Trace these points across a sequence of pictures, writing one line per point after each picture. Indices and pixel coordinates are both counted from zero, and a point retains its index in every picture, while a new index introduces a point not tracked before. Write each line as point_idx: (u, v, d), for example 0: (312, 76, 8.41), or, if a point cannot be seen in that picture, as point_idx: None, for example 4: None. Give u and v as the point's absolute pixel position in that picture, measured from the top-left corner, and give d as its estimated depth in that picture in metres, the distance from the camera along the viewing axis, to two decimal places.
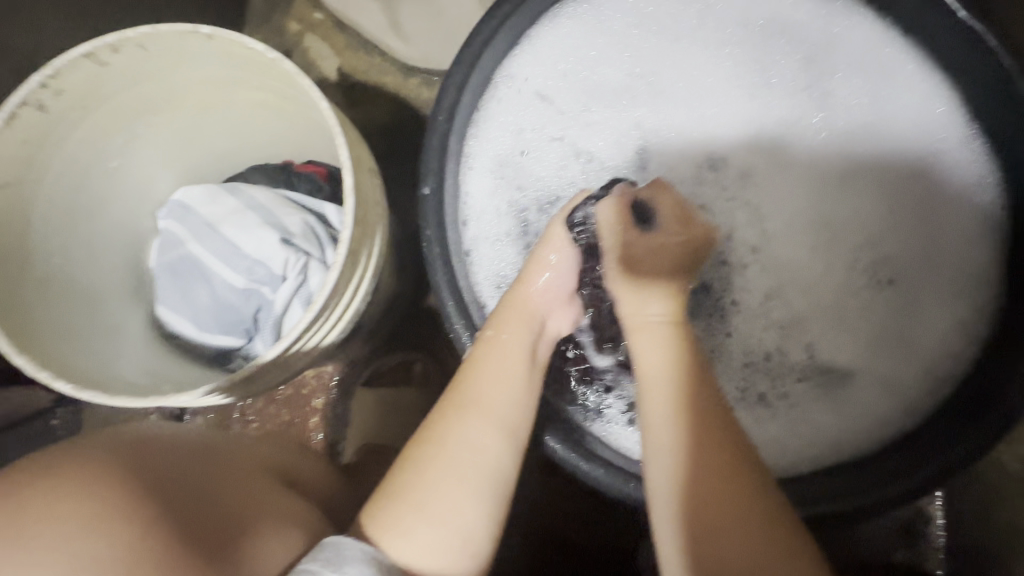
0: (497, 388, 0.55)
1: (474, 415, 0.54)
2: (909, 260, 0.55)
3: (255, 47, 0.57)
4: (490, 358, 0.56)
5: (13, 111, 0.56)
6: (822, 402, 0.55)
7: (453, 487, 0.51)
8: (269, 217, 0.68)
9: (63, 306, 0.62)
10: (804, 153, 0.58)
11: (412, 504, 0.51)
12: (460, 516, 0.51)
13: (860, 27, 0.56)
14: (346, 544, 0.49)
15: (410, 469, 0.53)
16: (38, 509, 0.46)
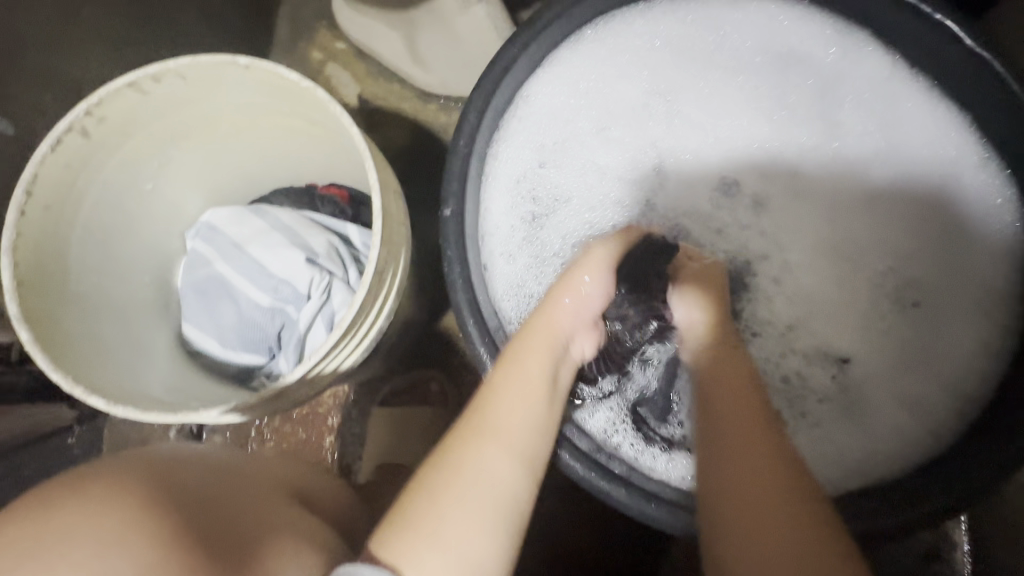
0: (521, 406, 0.48)
1: (493, 433, 0.46)
2: (933, 281, 0.58)
3: (289, 77, 0.55)
4: (528, 381, 0.49)
5: (58, 137, 0.55)
6: (845, 423, 0.56)
7: (471, 531, 0.42)
8: (295, 238, 0.68)
9: (100, 325, 0.62)
10: (815, 176, 0.62)
11: (408, 537, 0.42)
12: (481, 570, 0.42)
13: (877, 55, 0.60)
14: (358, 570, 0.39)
15: (421, 495, 0.44)
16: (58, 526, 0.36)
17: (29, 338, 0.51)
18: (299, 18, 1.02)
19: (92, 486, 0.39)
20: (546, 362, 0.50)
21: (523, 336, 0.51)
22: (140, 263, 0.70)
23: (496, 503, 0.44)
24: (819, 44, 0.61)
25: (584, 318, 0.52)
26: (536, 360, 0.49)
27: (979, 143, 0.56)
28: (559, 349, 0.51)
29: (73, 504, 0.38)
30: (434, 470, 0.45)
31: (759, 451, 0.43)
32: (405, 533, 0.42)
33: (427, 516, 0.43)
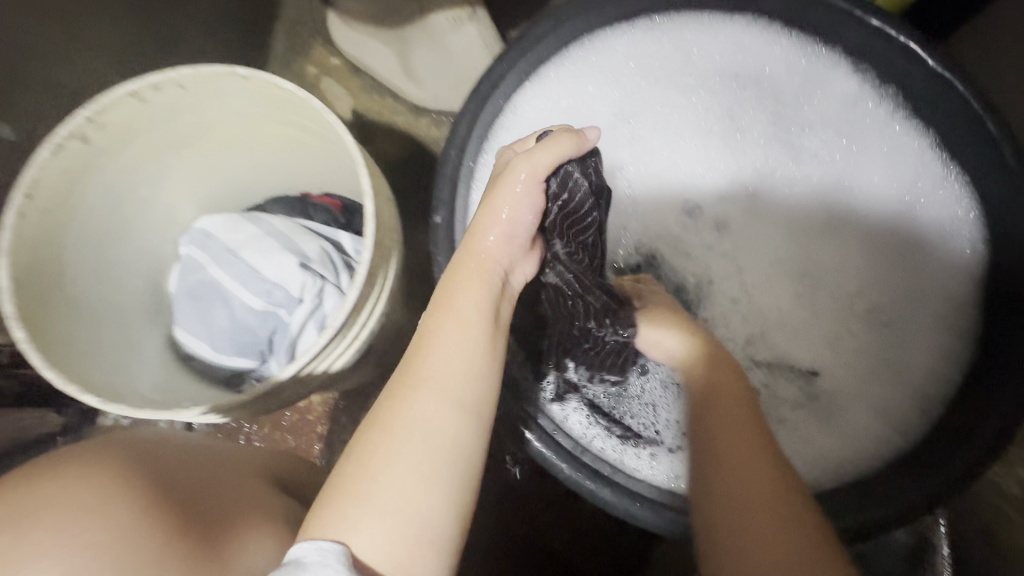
0: (446, 343, 0.47)
1: (420, 375, 0.46)
2: (896, 302, 0.62)
3: (286, 88, 0.57)
4: (447, 314, 0.48)
5: (59, 143, 0.56)
6: (816, 427, 0.59)
7: (404, 481, 0.42)
8: (288, 244, 0.69)
9: (92, 327, 0.62)
10: (781, 201, 0.66)
11: (343, 495, 0.42)
12: (422, 517, 0.42)
13: (838, 84, 0.64)
14: (310, 560, 0.38)
15: (358, 455, 0.44)
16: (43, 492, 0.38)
17: (25, 339, 0.52)
18: (293, 35, 1.05)
19: (69, 459, 0.42)
20: (468, 288, 0.49)
21: (448, 277, 0.50)
22: (133, 268, 0.71)
23: (432, 448, 0.43)
24: (783, 69, 0.66)
25: (516, 242, 0.52)
26: (458, 292, 0.49)
27: (943, 164, 0.60)
28: (480, 272, 0.50)
29: (52, 478, 0.40)
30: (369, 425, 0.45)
31: (757, 452, 0.46)
32: (339, 493, 0.43)
33: (358, 476, 0.43)
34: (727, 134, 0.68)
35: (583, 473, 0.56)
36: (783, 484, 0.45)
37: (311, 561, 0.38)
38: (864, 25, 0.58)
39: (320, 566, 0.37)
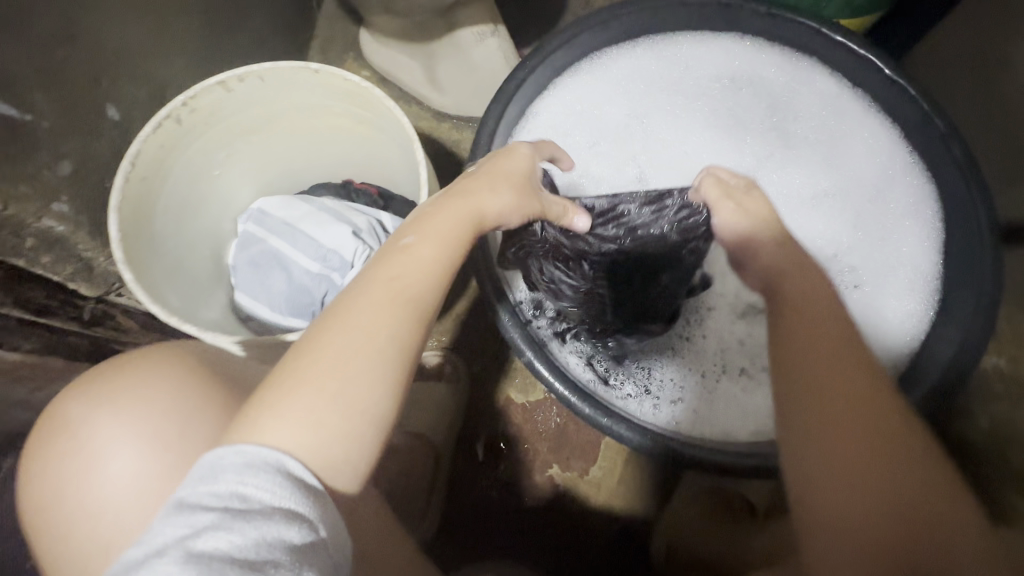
0: (413, 256, 0.50)
1: (374, 281, 0.48)
2: (872, 260, 0.79)
3: (352, 79, 0.68)
4: (419, 236, 0.51)
5: (159, 122, 0.66)
6: None
7: (345, 377, 0.43)
8: (341, 217, 0.79)
9: (171, 283, 0.72)
10: (774, 183, 0.84)
11: (282, 386, 0.43)
12: (360, 412, 0.43)
13: (817, 86, 0.83)
14: (227, 465, 0.39)
15: (306, 348, 0.45)
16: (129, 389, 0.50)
17: (131, 280, 0.62)
18: (331, 52, 1.19)
19: (140, 361, 0.52)
20: (447, 216, 0.53)
21: (423, 210, 0.55)
22: (202, 238, 0.81)
23: (377, 347, 0.45)
24: (767, 76, 0.85)
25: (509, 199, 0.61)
26: (435, 218, 0.53)
27: (904, 153, 0.78)
28: (473, 210, 0.55)
29: (134, 375, 0.51)
30: (317, 323, 0.46)
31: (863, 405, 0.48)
32: (278, 384, 0.43)
33: (296, 370, 0.43)
34: (733, 127, 0.85)
35: (592, 406, 0.69)
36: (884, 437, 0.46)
37: (230, 463, 0.39)
38: (834, 40, 0.76)
39: (240, 469, 0.38)
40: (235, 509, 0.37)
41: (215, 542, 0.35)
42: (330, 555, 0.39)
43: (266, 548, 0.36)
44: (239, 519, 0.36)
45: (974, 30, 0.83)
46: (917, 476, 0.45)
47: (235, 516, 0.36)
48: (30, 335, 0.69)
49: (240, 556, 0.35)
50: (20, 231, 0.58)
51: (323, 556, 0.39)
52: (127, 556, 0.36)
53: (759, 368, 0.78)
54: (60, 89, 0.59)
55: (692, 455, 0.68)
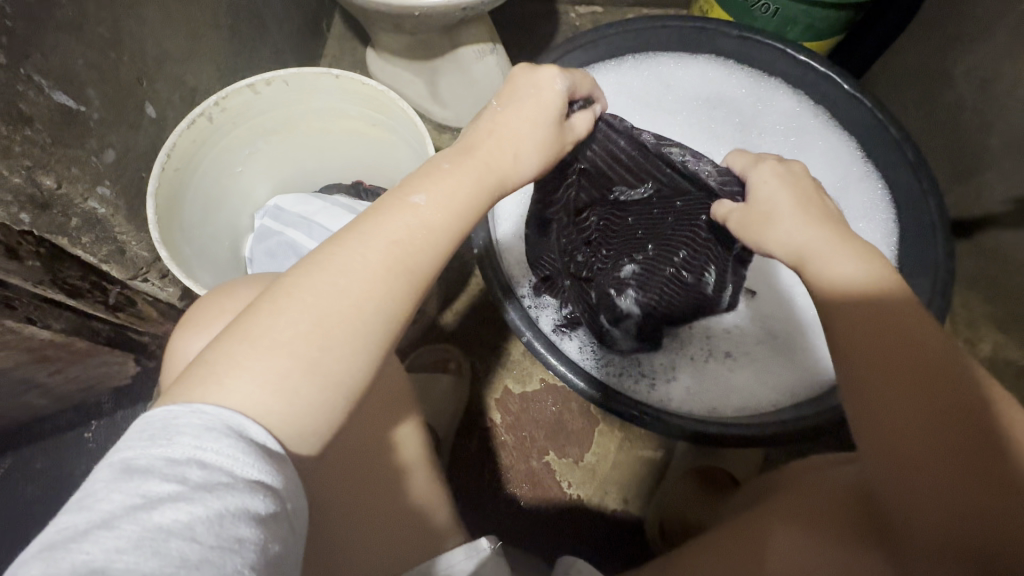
0: (419, 222, 0.47)
1: (375, 243, 0.45)
2: None
3: (372, 84, 0.76)
4: (430, 200, 0.48)
5: (193, 119, 0.73)
6: (772, 356, 0.84)
7: (325, 341, 0.43)
8: (354, 210, 0.86)
9: (199, 267, 0.78)
10: None
11: (255, 335, 0.42)
12: (336, 380, 0.43)
13: (780, 100, 0.93)
14: (184, 427, 0.37)
15: (278, 313, 0.43)
16: (209, 311, 0.56)
17: (167, 258, 0.68)
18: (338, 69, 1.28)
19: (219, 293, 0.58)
20: (464, 183, 0.50)
21: (437, 167, 0.51)
22: (224, 230, 0.87)
23: (360, 315, 0.44)
24: (737, 90, 0.95)
25: (522, 142, 0.54)
26: (454, 184, 0.50)
27: (858, 159, 0.88)
28: (492, 179, 0.52)
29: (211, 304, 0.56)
30: (302, 272, 0.45)
31: (908, 404, 0.43)
32: (250, 330, 0.42)
33: (270, 323, 0.42)
34: (707, 138, 0.96)
35: (588, 382, 0.75)
36: (931, 433, 0.42)
37: (190, 425, 0.37)
38: (797, 60, 0.86)
39: (200, 432, 0.37)
40: (193, 477, 0.35)
41: (175, 513, 0.33)
42: (292, 525, 0.39)
43: (231, 519, 0.35)
44: (197, 491, 0.35)
45: (920, 51, 0.95)
46: (946, 479, 0.42)
47: (195, 488, 0.35)
48: (58, 316, 0.73)
49: (200, 528, 0.33)
50: (68, 209, 0.64)
51: (286, 526, 0.39)
52: (69, 518, 0.34)
53: (744, 350, 0.85)
54: (107, 85, 0.66)
55: (681, 424, 0.73)
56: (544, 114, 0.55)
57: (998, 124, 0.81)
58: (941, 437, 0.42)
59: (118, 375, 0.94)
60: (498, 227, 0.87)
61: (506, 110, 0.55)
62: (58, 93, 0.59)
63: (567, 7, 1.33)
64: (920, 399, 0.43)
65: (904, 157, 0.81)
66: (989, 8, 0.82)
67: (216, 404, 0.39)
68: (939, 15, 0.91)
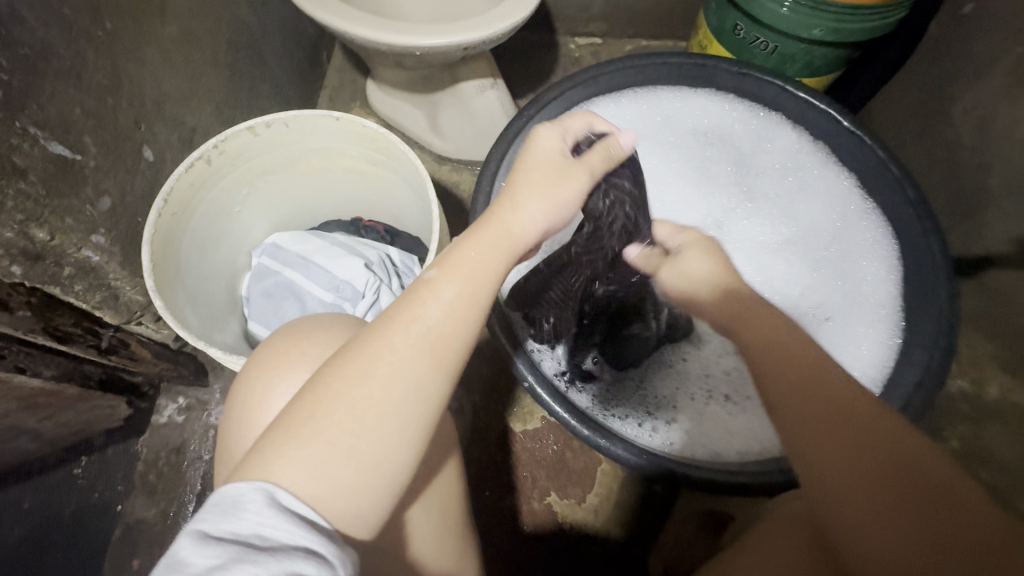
0: (438, 299, 0.46)
1: (401, 325, 0.45)
2: (835, 300, 0.89)
3: (373, 127, 0.76)
4: (444, 275, 0.47)
5: (190, 163, 0.72)
6: None
7: (364, 430, 0.42)
8: (353, 251, 0.85)
9: (192, 310, 0.76)
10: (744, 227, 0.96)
11: (300, 425, 0.41)
12: (377, 466, 0.42)
13: (781, 137, 0.93)
14: (249, 502, 0.37)
15: (309, 396, 0.43)
16: (247, 376, 0.56)
17: (162, 307, 0.66)
18: (339, 100, 1.28)
19: (249, 358, 0.58)
20: (482, 254, 0.49)
21: (458, 244, 0.49)
22: (221, 270, 0.85)
23: (391, 402, 0.43)
24: (738, 127, 0.95)
25: (545, 185, 0.53)
26: (470, 258, 0.48)
27: (862, 197, 0.88)
28: (505, 245, 0.50)
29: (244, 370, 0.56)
30: (335, 360, 0.44)
31: (856, 468, 0.41)
32: (291, 419, 0.42)
33: (305, 413, 0.42)
34: (706, 176, 0.98)
35: (590, 428, 0.72)
36: (883, 500, 0.40)
37: (254, 501, 0.37)
38: (797, 97, 0.87)
39: (264, 507, 0.37)
40: (257, 546, 0.34)
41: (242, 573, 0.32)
42: None
43: None
44: (262, 553, 0.33)
45: (918, 87, 0.96)
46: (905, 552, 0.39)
47: (258, 551, 0.33)
48: (51, 362, 0.70)
49: None
50: (60, 259, 0.63)
51: None
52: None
53: (745, 395, 0.84)
54: (104, 131, 0.65)
55: (687, 474, 0.70)
56: (553, 160, 0.55)
57: (998, 164, 0.81)
58: (895, 504, 0.40)
59: (109, 418, 0.91)
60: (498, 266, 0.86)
61: (513, 175, 0.54)
62: (53, 143, 0.59)
63: (566, 39, 1.34)
64: (864, 463, 0.41)
65: (907, 198, 0.80)
66: (987, 49, 0.83)
67: (268, 481, 0.39)
68: (935, 53, 0.92)
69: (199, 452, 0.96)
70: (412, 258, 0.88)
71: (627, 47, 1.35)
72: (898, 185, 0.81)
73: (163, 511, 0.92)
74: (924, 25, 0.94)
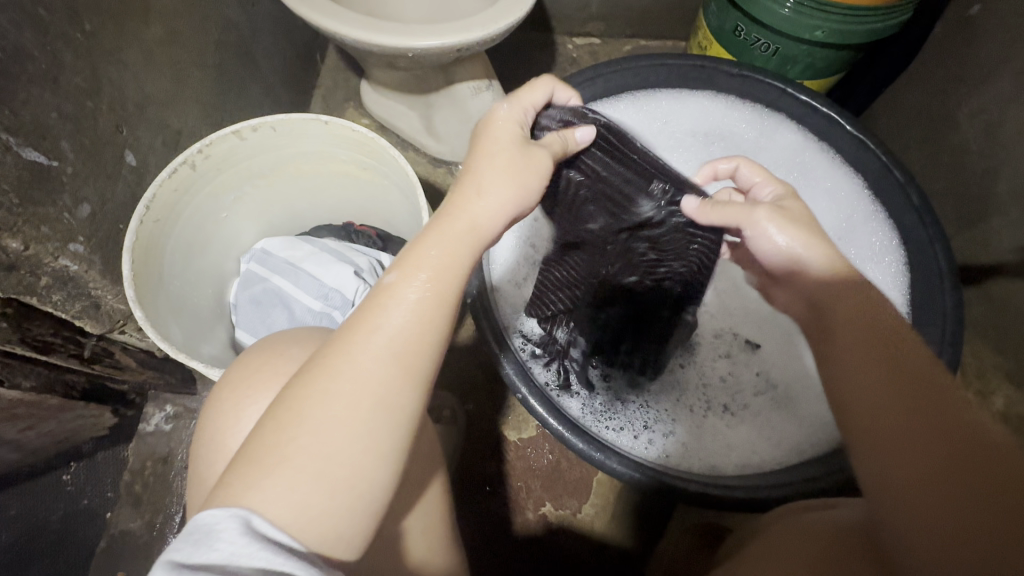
0: (400, 305, 0.43)
1: (366, 339, 0.42)
2: None
3: (362, 131, 0.74)
4: (405, 276, 0.44)
5: (174, 168, 0.70)
6: (776, 411, 0.82)
7: (348, 442, 0.39)
8: (342, 257, 0.83)
9: (175, 319, 0.74)
10: None
11: (264, 451, 0.39)
12: (351, 488, 0.39)
13: (782, 139, 0.91)
14: (223, 531, 0.34)
15: (277, 420, 0.40)
16: (220, 395, 0.53)
17: (143, 319, 0.64)
18: (331, 101, 1.25)
19: (224, 374, 0.55)
20: (444, 253, 0.46)
21: (418, 242, 0.47)
22: (207, 277, 0.83)
23: (367, 424, 0.40)
24: (738, 128, 0.93)
25: (508, 168, 0.50)
26: (431, 259, 0.45)
27: (865, 203, 0.86)
28: (469, 238, 0.47)
29: (218, 388, 0.54)
30: (300, 378, 0.42)
31: (911, 420, 0.41)
32: (260, 446, 0.39)
33: (275, 440, 0.39)
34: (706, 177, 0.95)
35: (585, 441, 0.70)
36: (942, 451, 0.39)
37: (228, 529, 0.34)
38: (799, 99, 0.84)
39: (238, 534, 0.34)
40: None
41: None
42: None
43: None
44: None
45: (922, 91, 0.94)
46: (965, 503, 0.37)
47: None
48: (30, 372, 0.68)
49: None
50: (37, 269, 0.61)
51: None
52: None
53: (741, 404, 0.83)
54: (83, 136, 0.63)
55: (686, 490, 0.68)
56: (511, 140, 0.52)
57: (1005, 171, 0.79)
58: (955, 456, 0.38)
59: (93, 426, 0.89)
60: (491, 272, 0.84)
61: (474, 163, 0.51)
62: (28, 149, 0.56)
63: (563, 39, 1.32)
64: (921, 415, 0.41)
65: (913, 204, 0.78)
66: (994, 51, 0.80)
67: (245, 506, 0.37)
68: (940, 55, 0.90)
69: (187, 461, 0.94)
70: None
71: (626, 47, 1.32)
72: (902, 190, 0.79)
73: (150, 523, 0.90)
74: (928, 27, 0.92)
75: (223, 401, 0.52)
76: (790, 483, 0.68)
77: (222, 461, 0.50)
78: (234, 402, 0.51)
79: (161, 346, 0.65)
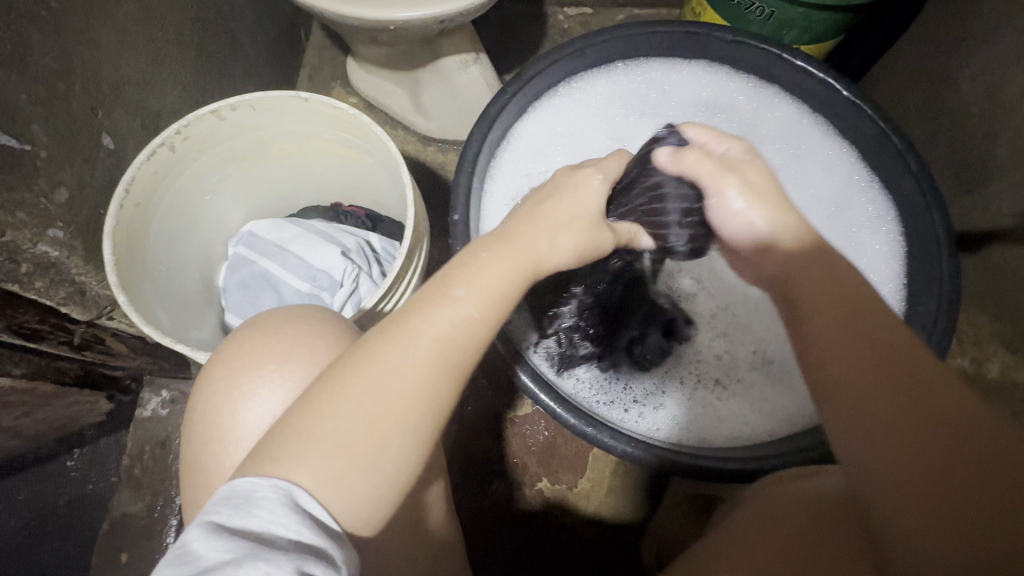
0: (455, 316, 0.43)
1: (415, 340, 0.42)
2: None
3: (341, 107, 0.72)
4: (467, 292, 0.44)
5: (153, 149, 0.69)
6: (770, 385, 0.81)
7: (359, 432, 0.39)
8: (330, 239, 0.82)
9: (161, 303, 0.74)
10: None
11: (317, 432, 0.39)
12: (357, 492, 0.39)
13: (778, 107, 0.89)
14: (263, 498, 0.35)
15: (303, 403, 0.40)
16: (210, 378, 0.53)
17: (126, 304, 0.63)
18: (318, 79, 1.23)
19: (212, 356, 0.55)
20: (504, 278, 0.46)
21: (470, 255, 0.47)
22: (194, 260, 0.83)
23: (375, 415, 0.40)
24: (731, 97, 0.90)
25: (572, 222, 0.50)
26: (496, 282, 0.45)
27: (861, 172, 0.84)
28: (529, 273, 0.47)
29: (206, 371, 0.53)
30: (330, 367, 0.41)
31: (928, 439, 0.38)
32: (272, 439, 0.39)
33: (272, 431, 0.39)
34: None
35: (578, 418, 0.69)
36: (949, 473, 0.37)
37: (269, 499, 0.35)
38: (795, 65, 0.81)
39: (278, 506, 0.35)
40: (275, 546, 0.33)
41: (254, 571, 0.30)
42: None
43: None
44: (273, 551, 0.32)
45: (923, 53, 0.91)
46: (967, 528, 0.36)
47: (270, 548, 0.32)
48: (20, 359, 0.69)
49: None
50: (15, 255, 0.60)
51: None
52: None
53: (734, 379, 0.83)
54: (55, 119, 0.62)
55: (680, 465, 0.67)
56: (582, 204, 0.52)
57: (1006, 134, 0.77)
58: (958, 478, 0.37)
59: (91, 412, 0.90)
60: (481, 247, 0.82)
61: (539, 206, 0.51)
62: None
63: (554, 10, 1.28)
64: (945, 442, 0.38)
65: (910, 171, 0.76)
66: (997, 9, 0.77)
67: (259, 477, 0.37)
68: (942, 15, 0.87)
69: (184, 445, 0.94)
70: (393, 244, 0.85)
71: (618, 17, 1.29)
72: (898, 158, 0.77)
73: (150, 505, 0.90)
74: None
75: (213, 384, 0.52)
76: (773, 457, 0.68)
77: (212, 440, 0.50)
78: (224, 383, 0.51)
79: (146, 332, 0.65)
